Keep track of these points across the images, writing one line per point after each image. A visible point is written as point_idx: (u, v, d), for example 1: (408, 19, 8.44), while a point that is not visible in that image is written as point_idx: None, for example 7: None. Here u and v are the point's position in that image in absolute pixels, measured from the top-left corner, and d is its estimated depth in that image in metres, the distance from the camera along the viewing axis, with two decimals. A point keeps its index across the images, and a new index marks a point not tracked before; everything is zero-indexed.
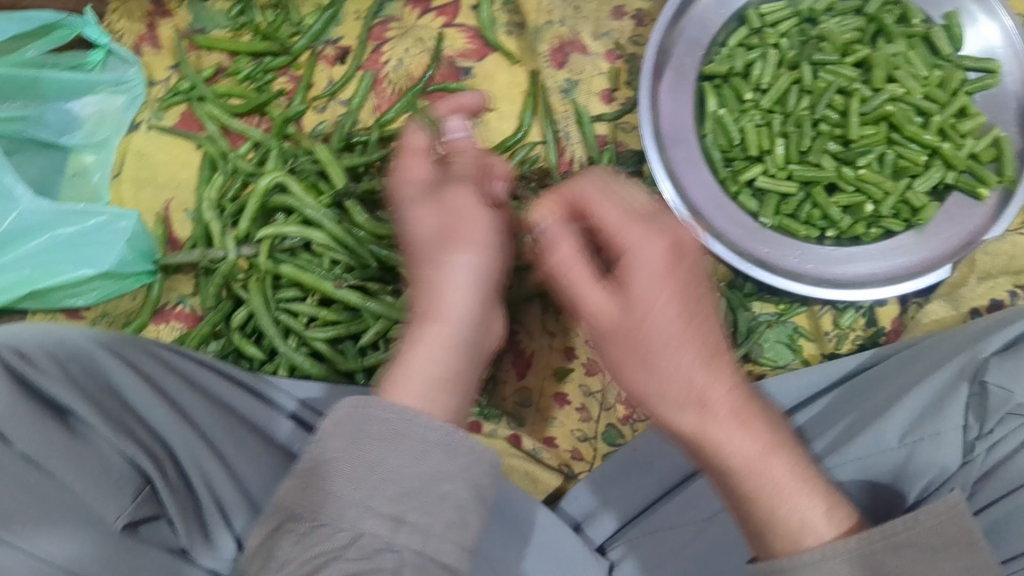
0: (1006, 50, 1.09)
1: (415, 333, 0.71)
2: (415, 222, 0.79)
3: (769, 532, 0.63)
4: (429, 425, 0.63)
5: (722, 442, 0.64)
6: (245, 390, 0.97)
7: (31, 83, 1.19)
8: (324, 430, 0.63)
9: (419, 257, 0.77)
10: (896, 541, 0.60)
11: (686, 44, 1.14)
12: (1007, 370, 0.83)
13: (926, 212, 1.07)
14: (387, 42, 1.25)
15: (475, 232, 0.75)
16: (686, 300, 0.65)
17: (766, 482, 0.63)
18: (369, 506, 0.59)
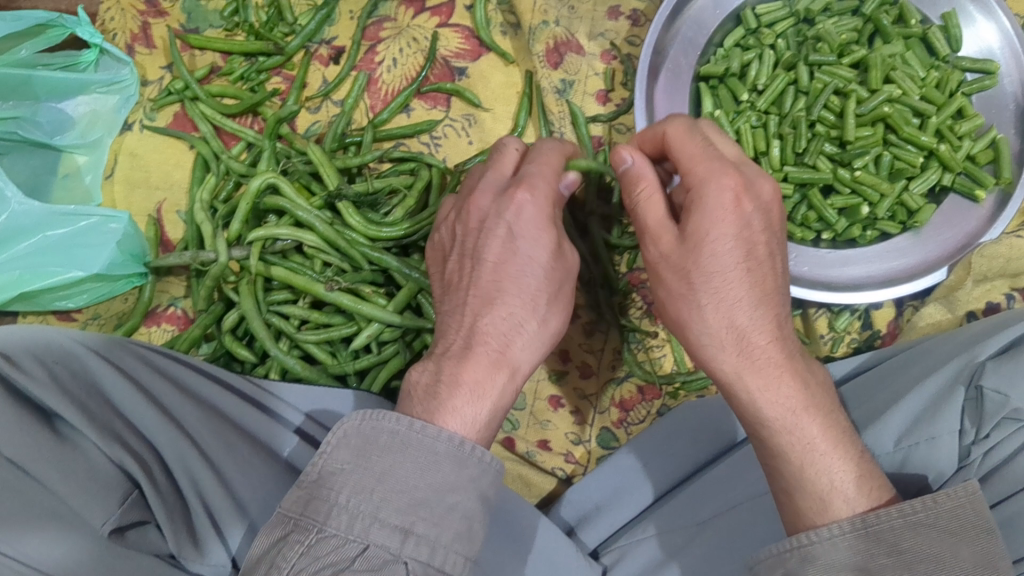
0: (1004, 50, 1.07)
1: (485, 369, 0.72)
2: (531, 252, 0.75)
3: (796, 488, 0.69)
4: (439, 436, 0.65)
5: (754, 389, 0.71)
6: (240, 398, 0.94)
7: (23, 83, 1.18)
8: (332, 441, 0.64)
9: (506, 288, 0.75)
10: (909, 521, 0.61)
11: (682, 44, 1.11)
12: (1004, 375, 0.81)
13: (922, 214, 1.06)
14: (382, 42, 1.24)
15: (563, 298, 0.78)
16: (750, 259, 0.70)
17: (802, 436, 0.70)
18: (377, 518, 0.60)
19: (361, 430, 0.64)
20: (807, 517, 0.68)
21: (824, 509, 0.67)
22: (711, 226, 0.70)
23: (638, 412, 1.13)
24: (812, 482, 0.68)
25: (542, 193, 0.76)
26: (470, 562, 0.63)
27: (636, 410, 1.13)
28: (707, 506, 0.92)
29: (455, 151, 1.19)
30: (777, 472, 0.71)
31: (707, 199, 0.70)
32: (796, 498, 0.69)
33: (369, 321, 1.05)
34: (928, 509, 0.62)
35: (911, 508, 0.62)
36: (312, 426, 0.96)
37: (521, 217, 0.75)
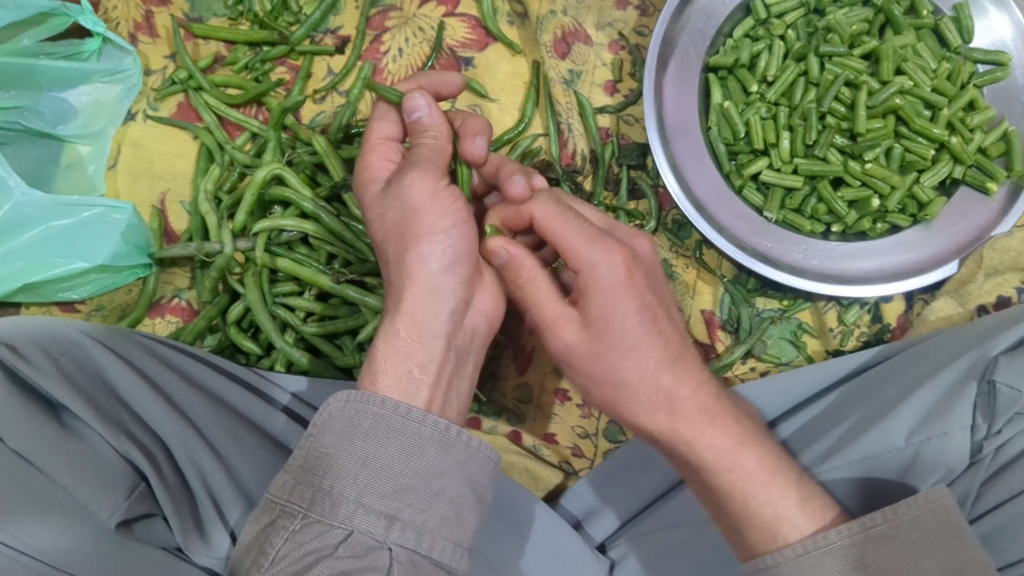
0: (1017, 42, 1.07)
1: (388, 330, 0.71)
2: (376, 212, 0.77)
3: (745, 527, 0.72)
4: (424, 420, 0.64)
5: (692, 439, 0.73)
6: (245, 388, 0.94)
7: (27, 72, 1.16)
8: (318, 423, 0.64)
9: (386, 255, 0.77)
10: (870, 534, 0.63)
11: (691, 34, 1.10)
12: (1017, 369, 0.81)
13: (932, 207, 1.05)
14: (387, 32, 1.23)
15: (448, 231, 0.72)
16: (642, 306, 0.71)
17: (728, 484, 0.73)
18: (361, 503, 0.60)
19: (346, 412, 0.63)
20: (760, 549, 0.71)
21: (773, 538, 0.70)
22: (612, 304, 0.70)
23: None
24: (758, 515, 0.71)
25: (372, 171, 0.79)
26: (463, 549, 0.63)
27: None
28: None
29: None
30: (721, 513, 0.74)
31: (601, 279, 0.69)
32: (746, 532, 0.72)
33: (374, 313, 1.03)
34: (888, 522, 0.64)
35: (872, 521, 0.64)
36: (300, 406, 0.96)
37: (366, 200, 0.79)
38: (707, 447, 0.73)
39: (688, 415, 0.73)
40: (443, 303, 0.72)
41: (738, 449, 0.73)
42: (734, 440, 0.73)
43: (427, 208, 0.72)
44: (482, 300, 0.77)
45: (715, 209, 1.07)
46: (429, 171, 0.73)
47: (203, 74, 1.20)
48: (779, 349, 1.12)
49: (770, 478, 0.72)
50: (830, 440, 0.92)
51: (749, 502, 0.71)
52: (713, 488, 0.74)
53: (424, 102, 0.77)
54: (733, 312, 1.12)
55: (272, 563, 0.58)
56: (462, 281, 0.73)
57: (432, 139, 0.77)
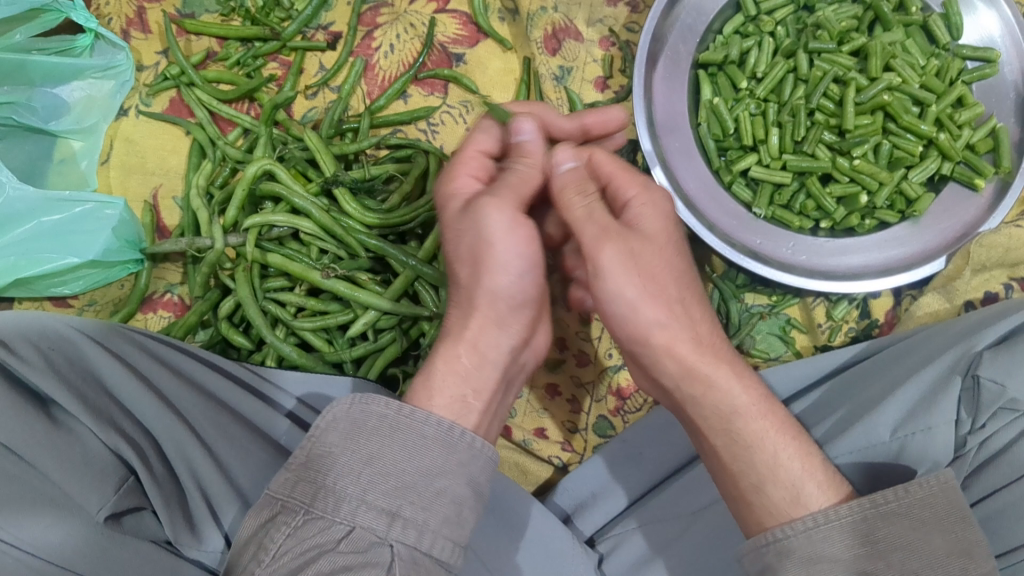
0: (1005, 40, 1.07)
1: (448, 348, 0.71)
2: (450, 227, 0.75)
3: (769, 481, 0.69)
4: (428, 420, 0.65)
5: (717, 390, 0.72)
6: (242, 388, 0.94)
7: (19, 68, 1.17)
8: (323, 425, 0.65)
9: (457, 275, 0.74)
10: (880, 510, 0.63)
11: (681, 31, 1.11)
12: (1002, 365, 0.82)
13: (920, 203, 1.05)
14: (379, 27, 1.23)
15: (524, 260, 0.70)
16: (675, 256, 0.72)
17: (751, 435, 0.71)
18: (363, 500, 0.61)
19: (351, 413, 0.65)
20: (780, 511, 0.68)
21: (797, 497, 0.68)
22: (651, 245, 0.71)
23: (635, 400, 1.13)
24: (784, 470, 0.69)
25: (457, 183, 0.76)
26: (460, 546, 0.64)
27: (633, 398, 1.13)
28: (701, 495, 0.92)
29: (452, 138, 1.19)
30: (739, 476, 0.72)
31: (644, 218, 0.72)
32: (767, 489, 0.69)
33: (366, 308, 1.04)
34: (897, 499, 0.64)
35: (882, 498, 0.64)
36: (303, 410, 0.97)
37: (446, 210, 0.76)
38: (732, 398, 0.72)
39: (709, 357, 0.72)
40: (506, 339, 0.72)
41: (757, 402, 0.72)
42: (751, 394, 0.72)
43: (505, 239, 0.70)
44: (538, 338, 0.81)
45: (705, 206, 1.08)
46: (507, 201, 0.70)
47: (194, 70, 1.20)
48: (768, 344, 1.13)
49: (790, 434, 0.72)
50: (825, 427, 0.93)
51: (775, 454, 0.70)
52: (734, 446, 0.72)
53: (528, 127, 0.76)
54: (723, 307, 1.13)
55: (273, 560, 0.59)
56: (525, 311, 0.73)
57: (525, 166, 0.75)
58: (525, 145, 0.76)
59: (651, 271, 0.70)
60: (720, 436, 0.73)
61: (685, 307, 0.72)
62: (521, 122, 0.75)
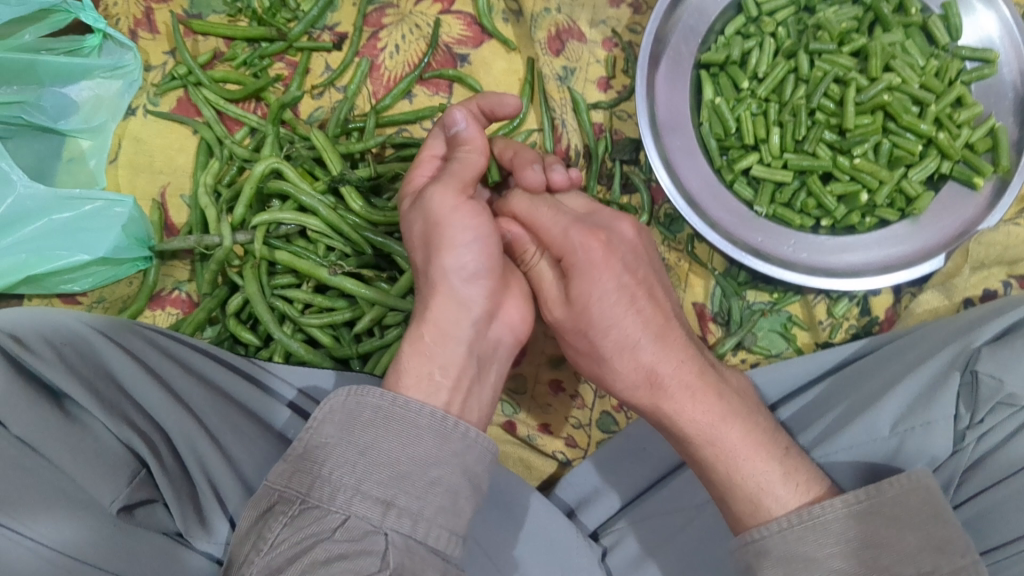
0: (1003, 40, 1.08)
1: (414, 330, 0.73)
2: (408, 219, 0.80)
3: (730, 495, 0.73)
4: (422, 410, 0.66)
5: (674, 414, 0.77)
6: (242, 378, 0.95)
7: (29, 68, 1.18)
8: (320, 416, 0.65)
9: (421, 262, 0.78)
10: (851, 510, 0.65)
11: (683, 32, 1.12)
12: (1000, 360, 0.83)
13: (920, 202, 1.07)
14: (384, 29, 1.24)
15: (473, 257, 0.74)
16: (623, 286, 0.76)
17: (710, 455, 0.75)
18: (359, 490, 0.61)
19: (346, 406, 0.65)
20: (746, 520, 0.72)
21: (757, 508, 0.71)
22: (591, 288, 0.75)
23: None
24: (740, 485, 0.72)
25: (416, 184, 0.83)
26: (458, 537, 0.65)
27: None
28: (701, 489, 0.92)
29: None
30: (711, 489, 0.76)
31: (579, 261, 0.76)
32: (732, 503, 0.73)
33: (372, 305, 1.06)
34: (872, 497, 0.65)
35: (855, 498, 0.65)
36: (304, 401, 0.97)
37: (406, 210, 0.81)
38: (690, 422, 0.76)
39: (662, 384, 0.77)
40: (466, 314, 0.73)
41: (718, 422, 0.75)
42: (713, 414, 0.75)
43: (451, 217, 0.74)
44: (509, 311, 0.79)
45: (707, 203, 1.10)
46: (450, 185, 0.76)
47: (202, 70, 1.21)
48: (769, 341, 1.14)
49: (755, 446, 0.74)
50: (821, 426, 0.94)
51: (733, 471, 0.73)
52: (702, 466, 0.76)
53: (461, 117, 0.80)
54: (724, 305, 1.14)
55: (270, 548, 0.60)
56: (488, 292, 0.75)
57: (467, 153, 0.79)
58: (461, 135, 0.79)
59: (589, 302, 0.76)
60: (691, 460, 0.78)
61: (630, 337, 0.76)
62: (455, 113, 0.80)
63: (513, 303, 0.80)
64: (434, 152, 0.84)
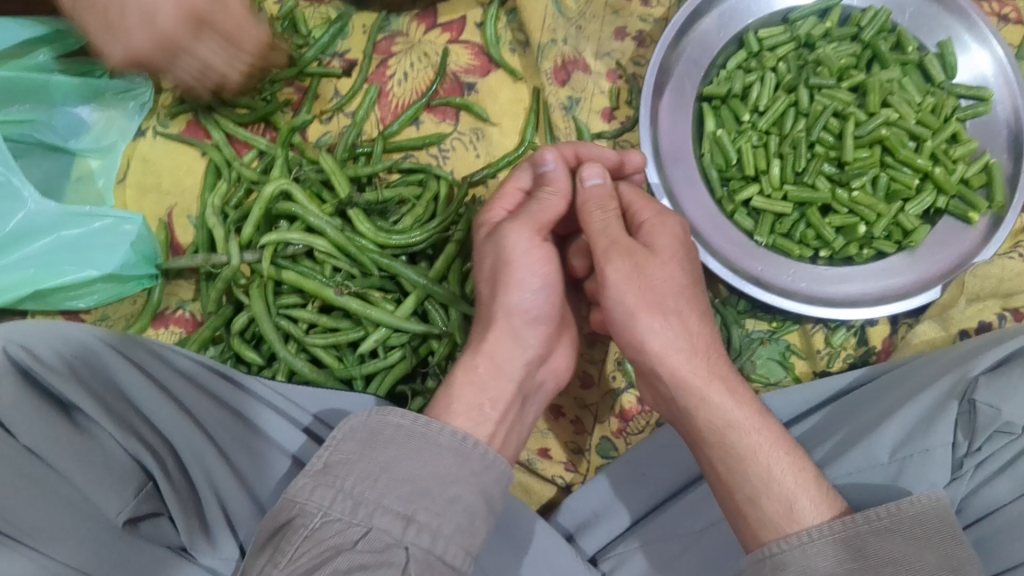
0: (997, 78, 1.12)
1: (469, 357, 0.78)
2: (482, 248, 0.86)
3: (763, 493, 0.73)
4: (442, 430, 0.68)
5: (715, 406, 0.77)
6: (259, 403, 0.94)
7: (42, 87, 1.19)
8: (339, 435, 0.67)
9: (484, 293, 0.83)
10: (872, 526, 0.65)
11: (686, 65, 1.15)
12: (996, 390, 0.85)
13: (916, 234, 1.09)
14: (393, 56, 1.27)
15: (543, 274, 0.80)
16: (685, 285, 0.81)
17: (744, 448, 0.75)
18: (380, 504, 0.62)
19: (368, 425, 0.67)
20: (779, 518, 0.71)
21: (791, 506, 0.71)
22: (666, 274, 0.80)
23: (638, 422, 1.14)
24: (777, 483, 0.72)
25: (495, 213, 0.88)
26: (471, 556, 0.65)
27: (635, 420, 1.14)
28: (706, 513, 0.93)
29: (462, 164, 1.22)
30: (734, 494, 0.75)
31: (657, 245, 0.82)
32: (762, 501, 0.72)
33: (377, 325, 1.07)
34: (887, 516, 0.66)
35: (874, 515, 0.66)
36: (319, 426, 0.95)
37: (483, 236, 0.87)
38: (731, 413, 0.76)
39: (701, 364, 0.78)
40: (521, 352, 0.78)
41: (754, 418, 0.76)
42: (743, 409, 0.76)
43: (524, 260, 0.79)
44: (557, 358, 0.88)
45: (709, 233, 1.11)
46: (528, 226, 0.81)
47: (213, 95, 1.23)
48: (768, 369, 1.15)
49: (786, 448, 0.75)
50: (827, 447, 0.96)
51: (768, 466, 0.73)
52: (731, 462, 0.76)
53: (551, 160, 0.87)
54: (724, 333, 1.16)
55: (290, 561, 0.59)
56: (544, 330, 0.81)
57: (550, 194, 0.84)
58: (550, 176, 0.86)
59: (654, 285, 0.79)
60: (717, 454, 0.77)
61: (683, 319, 0.79)
62: (546, 153, 0.87)
63: (560, 352, 0.88)
64: (520, 181, 0.89)
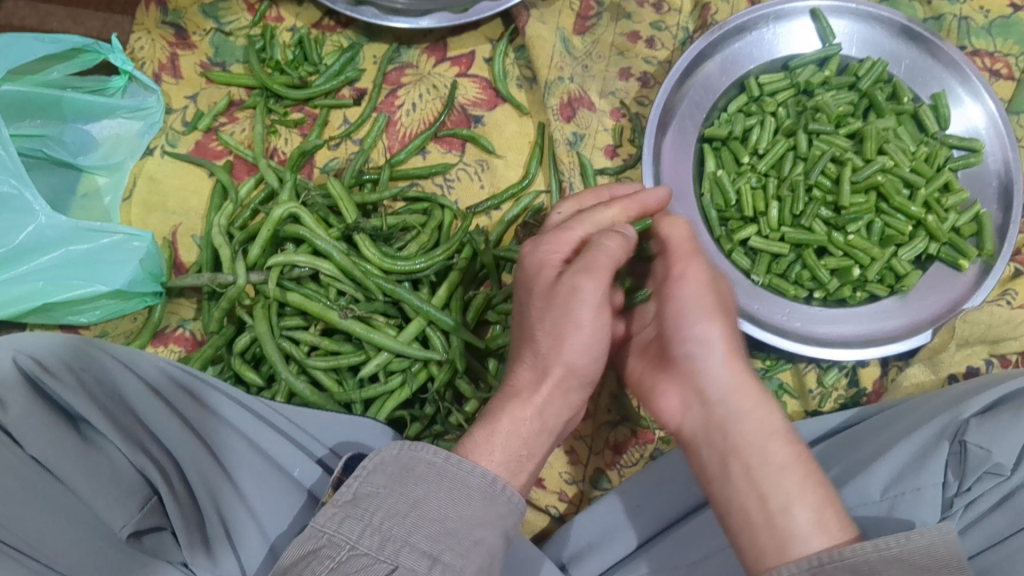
0: (989, 131, 1.15)
1: (512, 407, 0.76)
2: (537, 296, 0.78)
3: (772, 522, 0.68)
4: (473, 471, 0.67)
5: (745, 429, 0.73)
6: (271, 428, 0.93)
7: (54, 103, 1.21)
8: (367, 467, 0.66)
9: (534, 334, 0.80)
10: (883, 555, 0.58)
11: (690, 106, 1.19)
12: (987, 431, 0.87)
13: (909, 279, 1.12)
14: (402, 87, 1.29)
15: (593, 343, 0.76)
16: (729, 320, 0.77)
17: (767, 472, 0.70)
18: (407, 542, 0.61)
19: (399, 459, 0.66)
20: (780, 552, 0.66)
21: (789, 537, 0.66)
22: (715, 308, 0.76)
23: (631, 454, 1.16)
24: (786, 514, 0.67)
25: (550, 253, 0.80)
26: None
27: (629, 453, 1.16)
28: (702, 545, 0.92)
29: (467, 194, 1.24)
30: (742, 513, 0.71)
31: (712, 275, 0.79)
32: (765, 530, 0.68)
33: (378, 350, 1.08)
34: (899, 546, 0.59)
35: (884, 544, 0.59)
36: (334, 460, 0.95)
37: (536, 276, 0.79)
38: (760, 429, 0.72)
39: (734, 393, 0.74)
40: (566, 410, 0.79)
41: (788, 451, 0.71)
42: (759, 429, 0.72)
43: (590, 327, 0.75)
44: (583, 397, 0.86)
45: None
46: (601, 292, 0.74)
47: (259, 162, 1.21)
48: None
49: (815, 490, 0.68)
50: None
51: (777, 494, 0.68)
52: (755, 477, 0.70)
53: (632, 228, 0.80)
54: None
55: None
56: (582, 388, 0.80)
57: (609, 243, 0.77)
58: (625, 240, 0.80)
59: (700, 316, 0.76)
60: (734, 466, 0.72)
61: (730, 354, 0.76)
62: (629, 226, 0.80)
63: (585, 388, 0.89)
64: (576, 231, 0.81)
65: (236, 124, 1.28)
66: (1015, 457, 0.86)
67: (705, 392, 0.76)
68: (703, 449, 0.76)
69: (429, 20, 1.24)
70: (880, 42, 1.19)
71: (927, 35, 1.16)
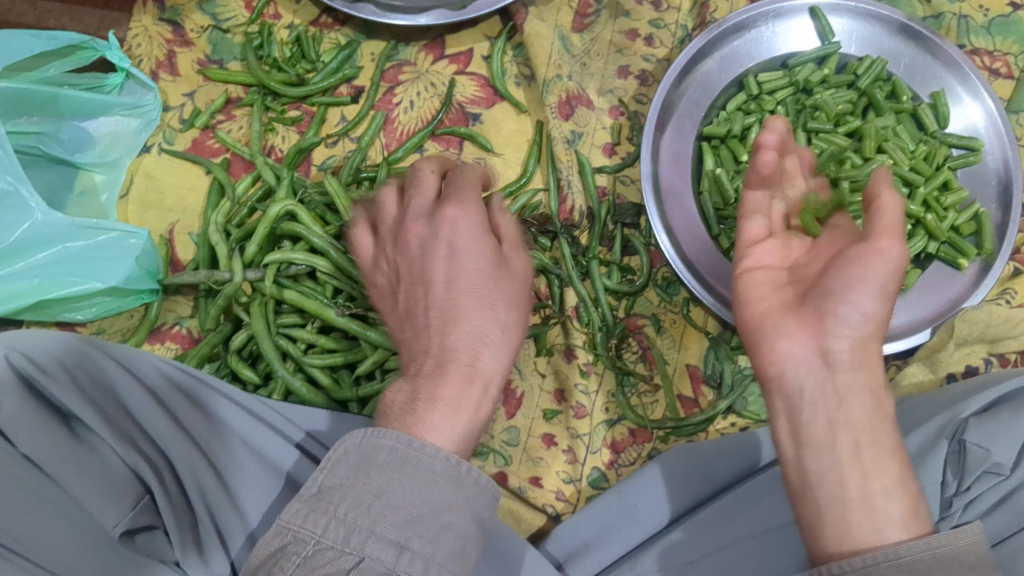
0: (988, 129, 1.15)
1: (455, 381, 0.69)
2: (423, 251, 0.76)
3: (855, 509, 0.65)
4: (436, 455, 0.63)
5: (852, 407, 0.68)
6: (259, 422, 0.91)
7: (50, 100, 1.20)
8: (332, 456, 0.63)
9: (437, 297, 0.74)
10: (934, 553, 0.58)
11: (689, 103, 1.19)
12: (987, 431, 0.87)
13: (908, 278, 1.10)
14: (400, 85, 1.29)
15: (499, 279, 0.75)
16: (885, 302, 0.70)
17: (862, 456, 0.66)
18: (373, 532, 0.59)
19: (362, 447, 0.63)
20: (855, 538, 0.63)
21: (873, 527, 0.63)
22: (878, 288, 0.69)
23: (628, 454, 1.14)
24: (878, 505, 0.64)
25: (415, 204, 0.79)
26: None
27: (627, 452, 1.14)
28: (704, 542, 0.93)
29: None
30: (813, 489, 0.68)
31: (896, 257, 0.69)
32: (848, 515, 0.65)
33: (374, 348, 1.07)
34: (943, 544, 0.58)
35: (933, 540, 0.59)
36: (313, 446, 0.93)
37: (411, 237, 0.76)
38: (866, 416, 0.68)
39: (853, 372, 0.69)
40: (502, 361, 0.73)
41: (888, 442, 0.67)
42: (873, 411, 0.68)
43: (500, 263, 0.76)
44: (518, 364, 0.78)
45: (702, 265, 1.13)
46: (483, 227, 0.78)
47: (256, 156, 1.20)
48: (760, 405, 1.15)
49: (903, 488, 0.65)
50: None
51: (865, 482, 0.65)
52: (865, 457, 0.66)
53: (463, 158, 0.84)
54: (717, 367, 1.16)
55: None
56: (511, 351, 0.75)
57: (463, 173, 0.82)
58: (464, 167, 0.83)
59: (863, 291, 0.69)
60: (842, 439, 0.67)
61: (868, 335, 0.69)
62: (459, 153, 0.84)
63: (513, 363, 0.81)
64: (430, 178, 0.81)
65: (233, 122, 1.27)
66: (1015, 455, 0.85)
67: (831, 355, 0.69)
68: (803, 412, 0.70)
69: (427, 17, 1.23)
70: (878, 40, 1.19)
71: (926, 33, 1.16)
